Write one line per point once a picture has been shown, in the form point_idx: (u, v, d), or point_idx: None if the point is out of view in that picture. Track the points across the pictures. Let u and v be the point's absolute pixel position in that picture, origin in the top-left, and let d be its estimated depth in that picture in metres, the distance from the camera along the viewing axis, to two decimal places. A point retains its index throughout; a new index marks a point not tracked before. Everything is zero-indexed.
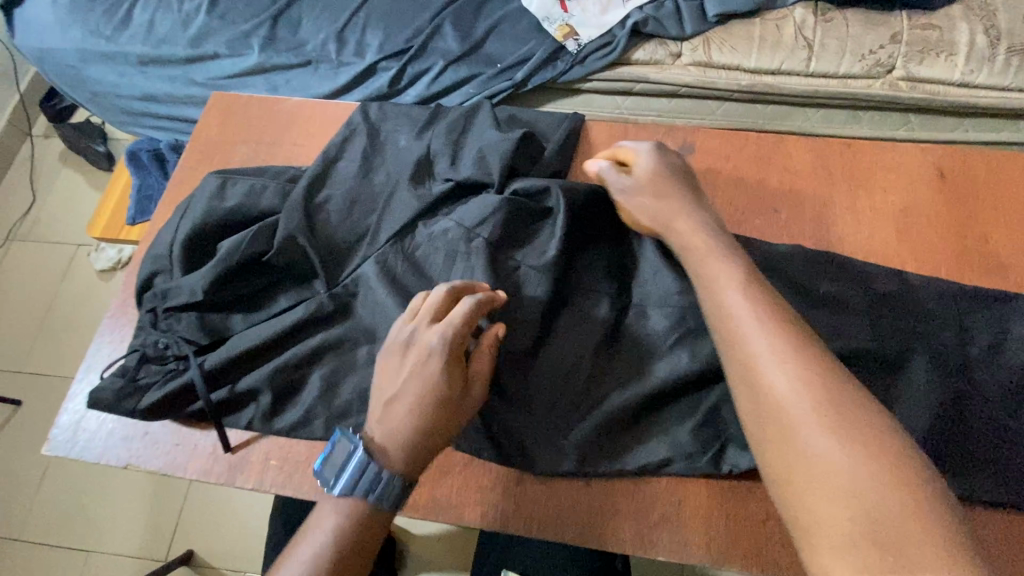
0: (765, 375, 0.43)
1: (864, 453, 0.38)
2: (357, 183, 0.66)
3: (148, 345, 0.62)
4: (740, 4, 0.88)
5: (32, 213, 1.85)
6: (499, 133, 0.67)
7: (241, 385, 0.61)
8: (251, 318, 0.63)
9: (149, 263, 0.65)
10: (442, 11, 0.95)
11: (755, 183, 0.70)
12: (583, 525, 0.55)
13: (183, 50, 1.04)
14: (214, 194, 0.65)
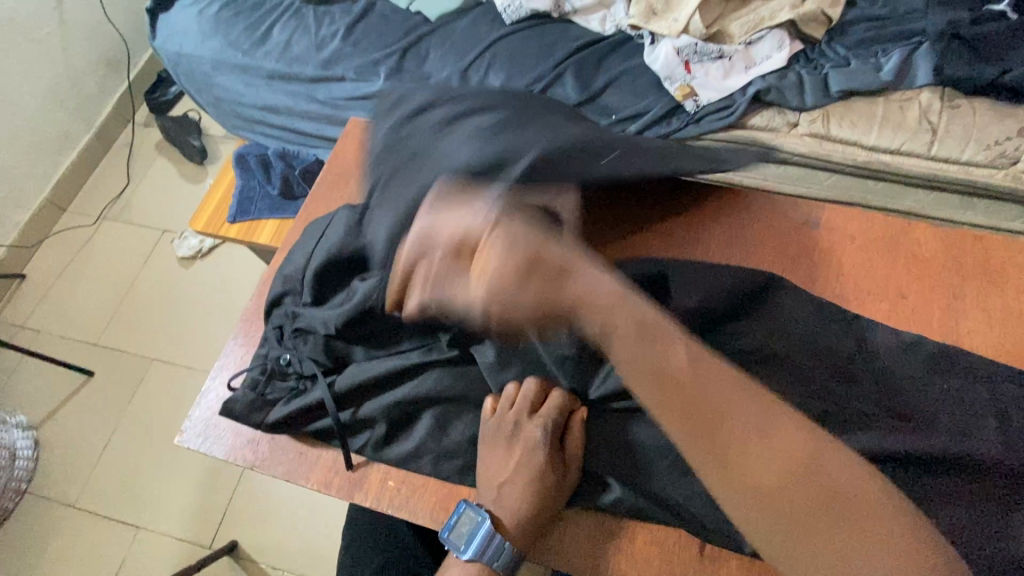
0: (710, 380, 0.49)
1: (793, 440, 0.47)
2: None
3: (274, 360, 0.65)
4: (865, 82, 0.90)
5: (124, 196, 1.89)
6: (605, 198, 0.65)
7: (360, 412, 0.63)
8: (373, 351, 0.66)
9: (281, 283, 0.70)
10: (565, 60, 0.99)
11: (880, 265, 0.70)
12: None
13: (314, 70, 1.11)
14: (351, 229, 0.68)
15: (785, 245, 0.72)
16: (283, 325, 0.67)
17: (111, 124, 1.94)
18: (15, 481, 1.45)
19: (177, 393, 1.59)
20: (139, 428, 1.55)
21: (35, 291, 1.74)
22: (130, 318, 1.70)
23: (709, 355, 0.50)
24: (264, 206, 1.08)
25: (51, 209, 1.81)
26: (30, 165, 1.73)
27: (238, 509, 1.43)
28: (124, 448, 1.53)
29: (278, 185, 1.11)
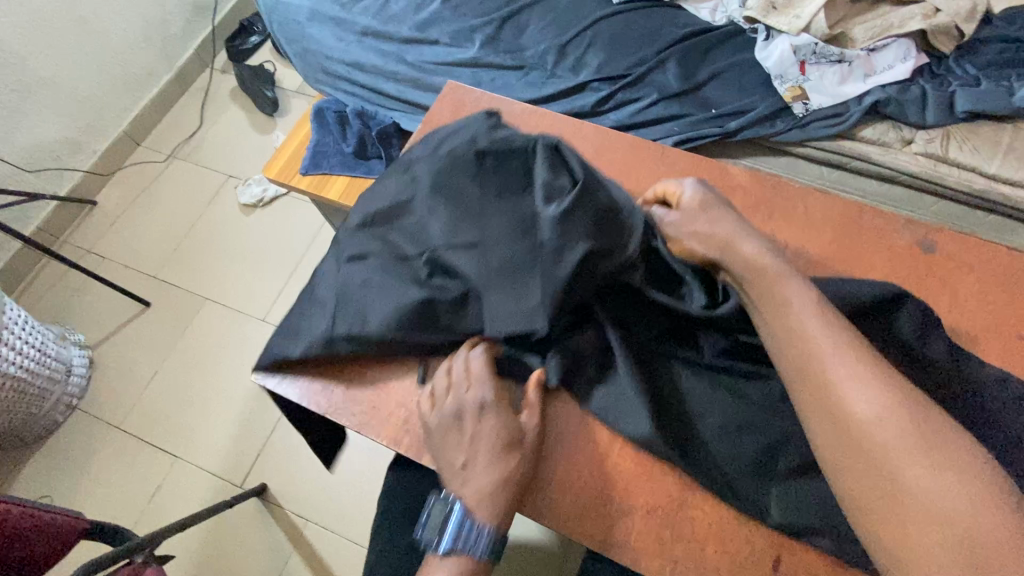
0: (849, 398, 0.45)
1: (950, 474, 0.40)
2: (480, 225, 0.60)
3: (320, 292, 0.65)
4: (996, 104, 0.83)
5: (195, 137, 1.93)
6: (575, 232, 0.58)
7: (370, 346, 0.61)
8: (382, 294, 0.61)
9: (345, 224, 0.68)
10: (669, 47, 0.96)
11: (998, 301, 0.65)
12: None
13: (408, 31, 1.11)
14: (402, 190, 0.66)
15: (894, 266, 0.67)
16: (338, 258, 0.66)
17: (191, 67, 1.99)
18: (67, 398, 1.51)
19: (228, 334, 1.63)
20: (189, 363, 1.60)
21: (105, 218, 1.80)
22: (191, 256, 1.75)
23: (839, 374, 0.46)
24: (337, 162, 1.06)
25: (127, 142, 1.87)
26: (115, 97, 1.79)
27: (272, 453, 1.46)
28: (173, 380, 1.58)
29: (353, 143, 1.08)
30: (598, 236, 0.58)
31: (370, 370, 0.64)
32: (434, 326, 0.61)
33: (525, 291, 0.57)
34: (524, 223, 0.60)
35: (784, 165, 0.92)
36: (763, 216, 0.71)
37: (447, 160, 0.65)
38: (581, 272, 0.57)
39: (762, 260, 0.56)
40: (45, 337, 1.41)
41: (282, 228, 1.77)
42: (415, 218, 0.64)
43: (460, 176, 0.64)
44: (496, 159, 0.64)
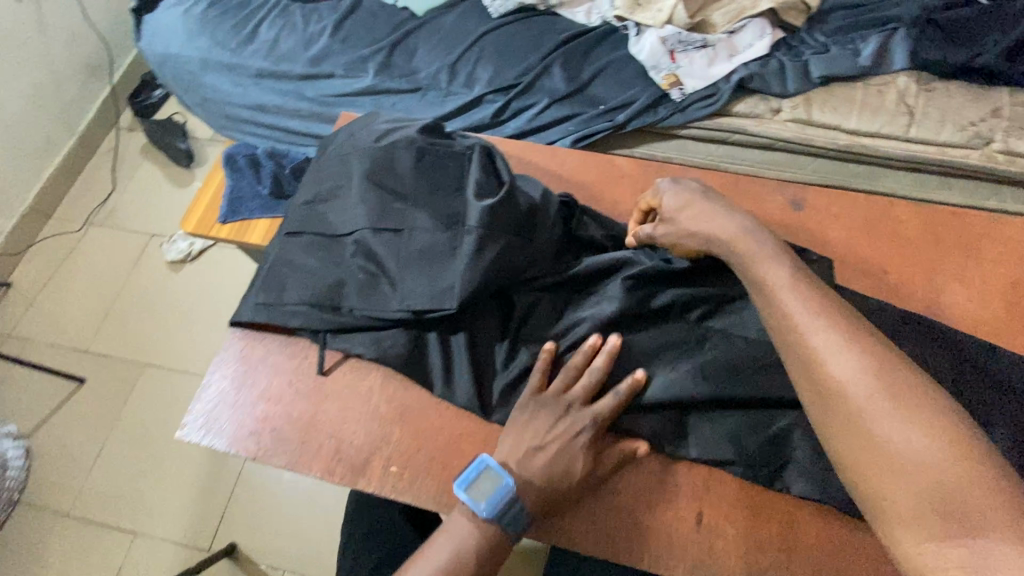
0: (829, 364, 0.48)
1: (928, 433, 0.43)
2: (405, 217, 0.66)
3: (265, 263, 0.70)
4: (845, 67, 0.92)
5: (110, 201, 1.87)
6: (489, 216, 0.62)
7: (296, 321, 0.66)
8: (315, 273, 0.66)
9: (295, 203, 0.73)
10: (552, 53, 1.01)
11: (864, 243, 0.72)
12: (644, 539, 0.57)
13: (302, 67, 1.12)
14: (342, 175, 0.71)
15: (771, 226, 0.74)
16: (285, 229, 0.71)
17: (95, 130, 1.92)
18: None
19: (173, 396, 1.58)
20: (135, 435, 1.53)
21: (23, 298, 1.71)
22: (122, 323, 1.68)
23: (823, 345, 0.49)
24: (256, 205, 1.05)
25: (36, 216, 1.78)
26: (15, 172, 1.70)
27: (236, 509, 1.42)
28: (121, 454, 1.51)
29: (269, 184, 1.08)
30: (518, 232, 0.64)
31: (298, 408, 0.65)
32: (345, 309, 0.65)
33: (440, 272, 0.62)
34: (440, 220, 0.65)
35: (674, 148, 0.98)
36: None
37: (383, 151, 0.70)
38: (496, 261, 0.62)
39: (741, 243, 0.59)
40: None
41: (216, 280, 1.73)
42: (347, 200, 0.69)
43: (394, 167, 0.69)
44: (434, 158, 0.69)
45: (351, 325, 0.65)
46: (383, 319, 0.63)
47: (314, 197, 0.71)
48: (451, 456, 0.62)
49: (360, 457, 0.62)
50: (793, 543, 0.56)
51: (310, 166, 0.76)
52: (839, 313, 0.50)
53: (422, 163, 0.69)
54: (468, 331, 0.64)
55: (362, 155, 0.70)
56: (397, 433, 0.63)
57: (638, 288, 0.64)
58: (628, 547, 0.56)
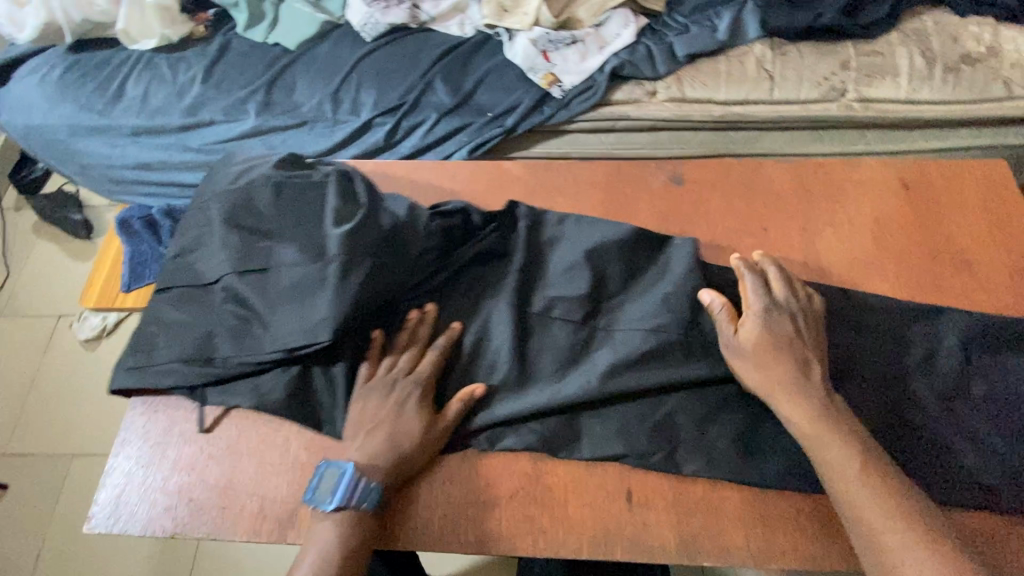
0: (845, 464, 0.54)
1: (926, 535, 0.50)
2: (270, 256, 0.65)
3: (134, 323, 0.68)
4: (706, 44, 0.97)
5: (8, 288, 1.73)
6: (354, 237, 0.62)
7: (170, 379, 0.63)
8: (187, 327, 0.65)
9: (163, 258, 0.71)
10: (431, 68, 1.01)
11: (743, 206, 0.76)
12: (575, 536, 0.58)
13: (179, 119, 1.07)
14: (206, 221, 0.70)
15: (656, 204, 0.77)
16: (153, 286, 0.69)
17: None
18: None
19: None
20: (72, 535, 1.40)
21: None
22: (41, 417, 1.55)
23: (838, 445, 0.55)
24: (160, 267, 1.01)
25: None
26: None
27: None
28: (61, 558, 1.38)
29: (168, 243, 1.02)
30: (384, 252, 0.63)
31: (212, 472, 0.62)
32: (220, 359, 0.63)
33: (307, 306, 0.61)
34: (304, 251, 0.64)
35: (565, 143, 1.01)
36: (543, 196, 0.79)
37: (241, 193, 0.70)
38: (365, 284, 0.61)
39: (799, 410, 0.57)
40: None
41: None
42: (211, 247, 0.68)
43: (258, 207, 0.68)
44: (293, 191, 0.70)
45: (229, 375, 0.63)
46: (258, 364, 0.62)
47: (181, 249, 0.70)
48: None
49: (288, 510, 0.60)
50: (713, 510, 0.59)
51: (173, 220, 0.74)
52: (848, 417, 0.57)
53: (281, 198, 0.69)
54: (355, 361, 0.64)
55: (224, 197, 0.70)
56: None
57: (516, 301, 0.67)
58: (562, 544, 0.58)
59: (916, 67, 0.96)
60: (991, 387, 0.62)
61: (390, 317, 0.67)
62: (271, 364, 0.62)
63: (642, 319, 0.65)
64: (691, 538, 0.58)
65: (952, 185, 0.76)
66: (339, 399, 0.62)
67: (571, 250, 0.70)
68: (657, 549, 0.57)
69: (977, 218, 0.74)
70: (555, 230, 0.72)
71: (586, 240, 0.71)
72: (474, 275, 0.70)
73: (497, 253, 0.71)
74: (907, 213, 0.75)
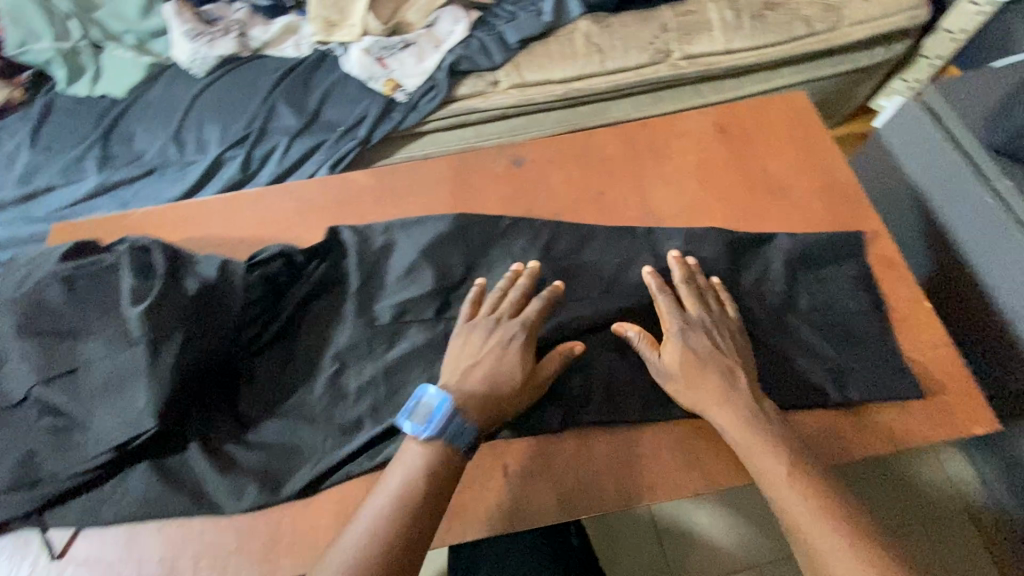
0: (778, 489, 0.54)
1: (855, 532, 0.50)
2: (78, 354, 0.61)
3: None
4: (533, 28, 1.01)
5: None
6: (156, 313, 0.59)
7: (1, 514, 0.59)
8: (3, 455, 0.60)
9: None
10: (271, 93, 1.00)
11: (581, 174, 0.80)
12: (460, 518, 0.60)
13: (13, 190, 1.00)
14: None
15: (501, 188, 0.80)
16: None
17: None
18: None
19: None
20: None
21: None
22: None
23: (768, 465, 0.55)
24: None
25: None
26: None
27: None
28: None
29: None
30: (195, 316, 0.60)
31: (82, 548, 0.60)
32: (50, 477, 0.60)
33: (121, 403, 0.59)
34: (109, 344, 0.60)
35: (424, 144, 1.03)
36: (391, 200, 0.80)
37: (25, 297, 0.64)
38: (183, 356, 0.59)
39: (735, 427, 0.58)
40: None
41: None
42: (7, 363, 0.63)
43: (45, 307, 0.63)
44: (87, 281, 0.64)
45: (64, 488, 0.59)
46: (92, 469, 0.59)
47: None
48: (258, 527, 0.60)
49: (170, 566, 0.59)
50: (580, 461, 0.62)
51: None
52: (771, 433, 0.57)
53: (73, 294, 0.64)
54: (202, 435, 0.63)
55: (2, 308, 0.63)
56: (201, 526, 0.61)
57: (362, 315, 0.69)
58: (448, 530, 0.60)
59: (726, 20, 1.03)
60: (816, 298, 0.70)
61: (232, 375, 0.66)
62: (101, 470, 0.59)
63: None
64: (566, 493, 0.61)
65: (762, 121, 0.83)
66: (192, 474, 0.62)
67: (406, 255, 0.72)
68: (538, 512, 0.60)
69: (786, 147, 0.81)
70: (386, 241, 0.73)
71: (416, 248, 0.72)
72: (314, 305, 0.70)
73: (330, 283, 0.71)
74: (728, 155, 0.81)
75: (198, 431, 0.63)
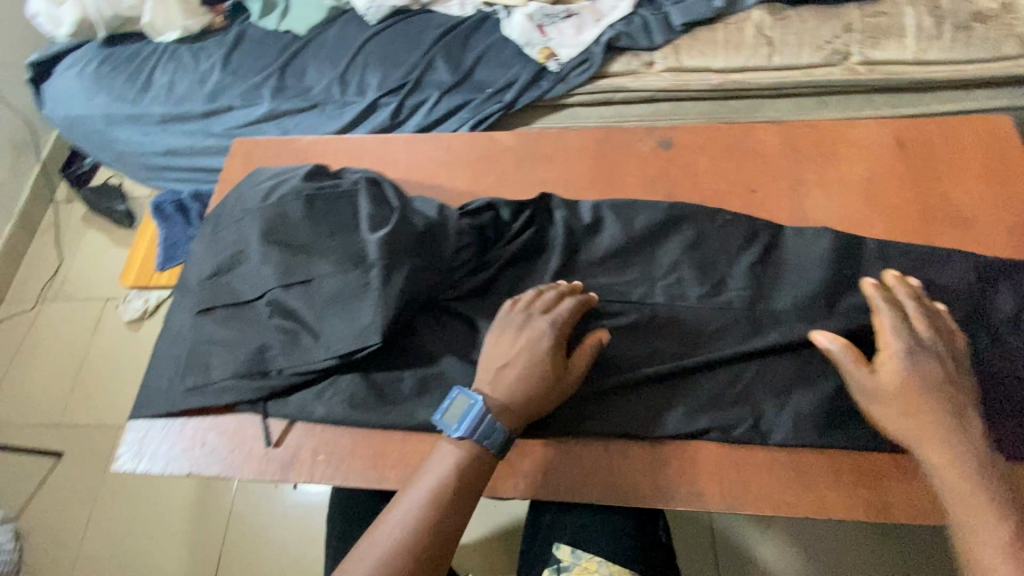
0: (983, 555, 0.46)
1: None
2: (309, 264, 0.67)
3: (182, 344, 0.70)
4: (702, 12, 0.98)
5: (60, 274, 1.84)
6: (392, 241, 0.65)
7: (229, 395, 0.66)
8: (235, 343, 0.67)
9: (199, 279, 0.73)
10: (433, 47, 1.05)
11: (734, 168, 0.76)
12: (545, 484, 0.61)
13: (201, 105, 1.14)
14: (236, 240, 0.71)
15: (644, 170, 0.78)
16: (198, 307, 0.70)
17: (31, 208, 1.88)
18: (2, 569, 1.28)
19: None
20: (120, 495, 1.48)
21: None
22: (88, 390, 1.65)
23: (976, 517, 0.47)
24: None
25: None
26: None
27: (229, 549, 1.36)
28: (107, 520, 1.46)
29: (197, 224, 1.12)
30: (419, 253, 0.65)
31: (223, 419, 0.68)
32: (274, 371, 0.66)
33: (350, 315, 0.64)
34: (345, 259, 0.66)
35: (565, 118, 1.02)
36: (534, 164, 0.81)
37: (272, 207, 0.70)
38: (409, 283, 0.64)
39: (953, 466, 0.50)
40: None
41: None
42: (249, 264, 0.70)
43: (287, 221, 0.69)
44: (328, 203, 0.70)
45: (286, 382, 0.65)
46: (313, 372, 0.65)
47: (216, 266, 0.72)
48: (371, 441, 0.66)
49: (292, 452, 0.66)
50: (674, 463, 0.61)
51: (209, 234, 0.75)
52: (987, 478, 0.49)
53: (313, 211, 0.69)
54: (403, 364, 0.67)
55: (250, 215, 0.71)
56: (320, 428, 0.67)
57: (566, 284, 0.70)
58: (524, 490, 0.61)
59: (925, 27, 0.94)
60: None
61: (437, 314, 0.69)
62: (319, 374, 0.65)
63: (694, 307, 0.67)
64: (655, 489, 0.60)
65: (950, 142, 0.75)
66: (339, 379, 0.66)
67: (614, 235, 0.71)
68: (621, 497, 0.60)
69: (973, 173, 0.73)
70: (593, 217, 0.72)
71: (623, 230, 0.71)
72: (517, 265, 0.72)
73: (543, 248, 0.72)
74: (902, 171, 0.74)
75: (402, 358, 0.67)
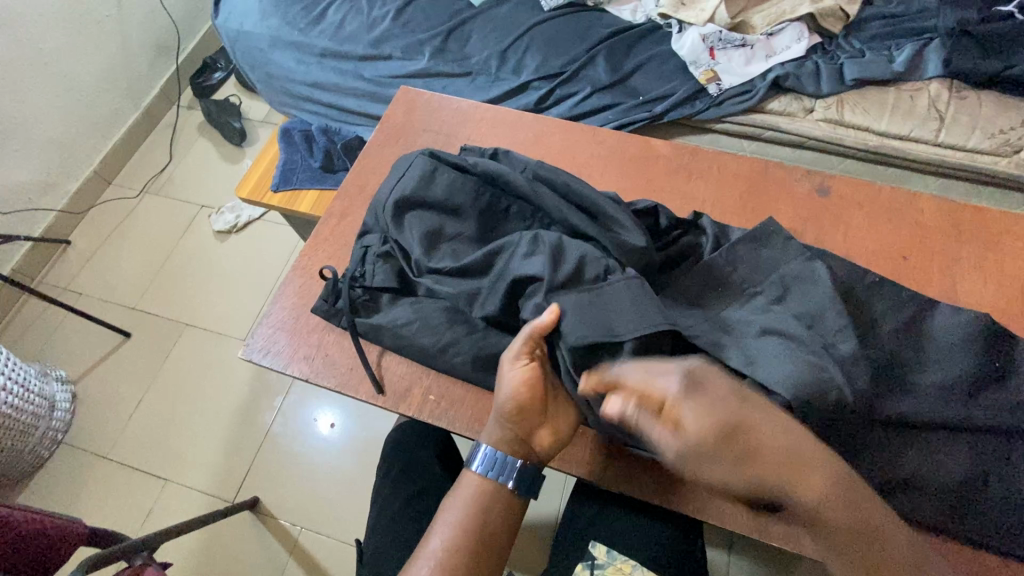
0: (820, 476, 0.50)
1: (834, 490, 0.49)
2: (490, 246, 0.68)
3: (352, 268, 0.72)
4: (877, 71, 0.96)
5: (167, 170, 1.84)
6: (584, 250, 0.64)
7: (361, 326, 0.70)
8: (400, 300, 0.71)
9: (373, 213, 0.75)
10: (597, 46, 1.08)
11: (886, 232, 0.76)
12: (625, 474, 0.63)
13: (363, 48, 1.21)
14: (423, 178, 0.72)
15: (796, 210, 0.78)
16: (372, 245, 0.73)
17: (157, 104, 1.90)
18: (52, 433, 1.41)
19: (211, 358, 1.53)
20: (172, 388, 1.50)
21: (77, 259, 1.69)
22: (167, 286, 1.65)
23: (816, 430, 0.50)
24: (306, 177, 1.10)
25: (96, 180, 1.76)
26: (85, 136, 1.71)
27: (262, 465, 1.37)
28: (155, 412, 1.47)
29: (319, 158, 1.13)
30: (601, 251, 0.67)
31: (348, 339, 0.72)
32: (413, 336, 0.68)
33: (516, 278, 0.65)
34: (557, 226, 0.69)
35: (706, 141, 1.03)
36: (684, 177, 0.82)
37: (477, 189, 0.72)
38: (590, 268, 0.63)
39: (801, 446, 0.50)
40: (27, 372, 1.31)
41: (255, 250, 1.69)
42: (436, 223, 0.71)
43: (491, 210, 0.72)
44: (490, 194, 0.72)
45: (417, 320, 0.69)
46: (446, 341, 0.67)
47: (405, 204, 0.71)
48: (476, 398, 0.68)
49: (401, 386, 0.69)
50: None
51: (405, 168, 0.75)
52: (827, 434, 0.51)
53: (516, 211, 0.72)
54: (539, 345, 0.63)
55: (455, 185, 0.72)
56: (432, 370, 0.70)
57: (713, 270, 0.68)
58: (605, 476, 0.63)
59: None
60: None
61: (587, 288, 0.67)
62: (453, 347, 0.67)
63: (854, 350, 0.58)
64: (736, 516, 0.60)
65: None
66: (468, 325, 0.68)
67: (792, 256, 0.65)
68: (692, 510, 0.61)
69: None
70: None
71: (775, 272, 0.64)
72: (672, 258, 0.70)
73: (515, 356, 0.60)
74: None
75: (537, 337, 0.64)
